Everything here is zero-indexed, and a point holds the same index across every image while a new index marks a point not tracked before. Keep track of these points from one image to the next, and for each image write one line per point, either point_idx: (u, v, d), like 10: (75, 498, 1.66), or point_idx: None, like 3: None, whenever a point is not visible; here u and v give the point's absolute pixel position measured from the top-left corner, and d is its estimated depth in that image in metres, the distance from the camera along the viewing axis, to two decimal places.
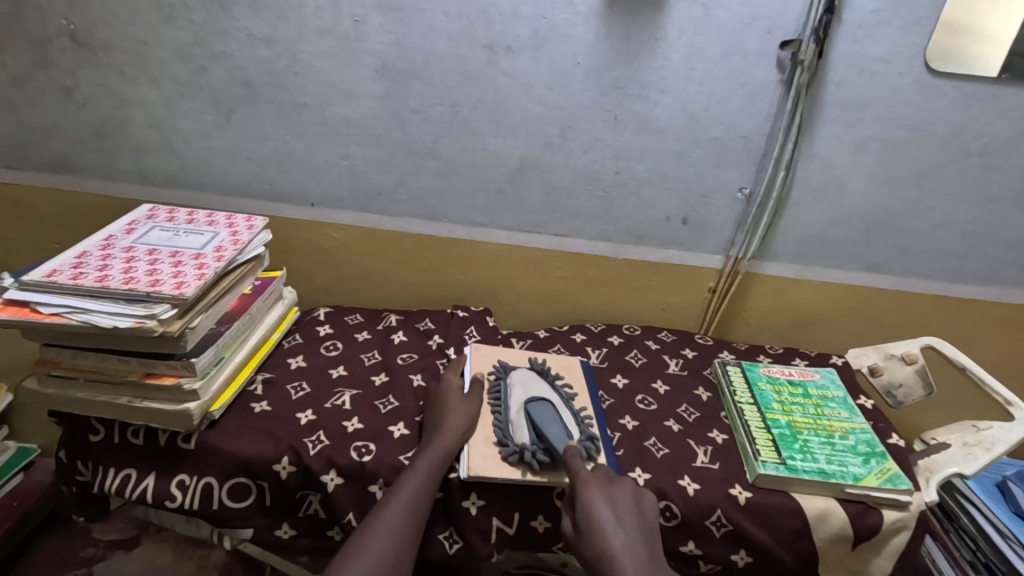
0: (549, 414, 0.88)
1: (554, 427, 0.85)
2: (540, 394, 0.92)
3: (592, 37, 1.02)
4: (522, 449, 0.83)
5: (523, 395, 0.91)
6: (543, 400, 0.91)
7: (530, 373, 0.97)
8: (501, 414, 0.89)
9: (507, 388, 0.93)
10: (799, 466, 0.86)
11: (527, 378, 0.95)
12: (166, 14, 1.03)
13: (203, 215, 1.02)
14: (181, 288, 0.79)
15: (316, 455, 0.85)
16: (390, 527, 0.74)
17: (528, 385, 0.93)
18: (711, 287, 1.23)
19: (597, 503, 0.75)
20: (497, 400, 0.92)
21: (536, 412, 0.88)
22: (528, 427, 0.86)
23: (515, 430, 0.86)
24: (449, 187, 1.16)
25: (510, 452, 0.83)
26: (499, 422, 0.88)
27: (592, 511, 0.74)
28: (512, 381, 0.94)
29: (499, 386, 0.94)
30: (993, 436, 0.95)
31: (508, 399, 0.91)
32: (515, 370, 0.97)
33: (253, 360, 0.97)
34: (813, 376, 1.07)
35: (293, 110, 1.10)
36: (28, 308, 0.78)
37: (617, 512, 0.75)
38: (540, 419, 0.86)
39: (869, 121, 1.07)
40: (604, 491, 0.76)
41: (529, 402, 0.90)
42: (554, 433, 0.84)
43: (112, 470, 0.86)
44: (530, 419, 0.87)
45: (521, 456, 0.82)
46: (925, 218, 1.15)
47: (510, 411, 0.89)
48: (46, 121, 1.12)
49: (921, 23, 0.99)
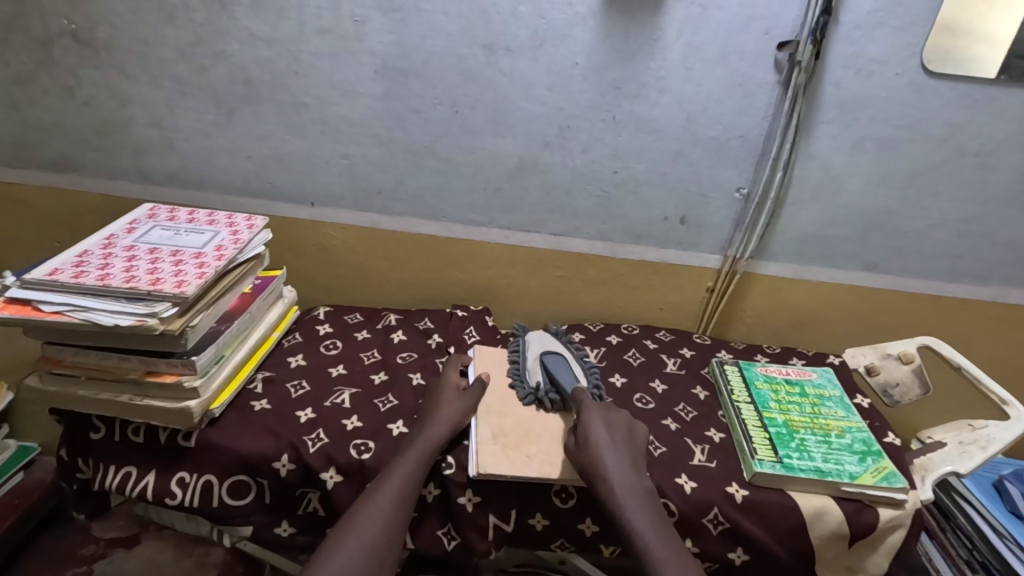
0: (561, 365, 0.98)
1: (565, 374, 0.96)
2: (555, 348, 1.02)
3: (591, 37, 1.03)
4: (536, 392, 0.94)
5: (539, 348, 1.02)
6: (557, 353, 1.01)
7: (545, 333, 1.07)
8: (519, 362, 1.00)
9: (524, 343, 1.03)
10: (796, 464, 0.87)
11: (543, 336, 1.05)
12: (168, 13, 1.03)
13: (204, 214, 1.02)
14: (182, 287, 0.79)
15: (315, 452, 0.85)
16: (379, 512, 0.75)
17: (544, 341, 1.03)
18: (709, 287, 1.24)
19: (596, 423, 0.85)
20: (516, 352, 1.02)
21: (550, 361, 0.98)
22: (543, 373, 0.97)
23: (531, 375, 0.97)
24: (448, 186, 1.16)
25: (525, 394, 0.94)
26: (516, 370, 0.98)
27: (590, 427, 0.84)
28: (529, 337, 1.05)
29: (518, 341, 1.04)
30: (989, 434, 0.95)
31: (525, 351, 1.02)
32: (533, 330, 1.08)
33: (254, 358, 0.97)
34: (811, 375, 1.07)
35: (293, 110, 1.11)
36: (30, 306, 0.79)
37: (612, 433, 0.85)
38: (553, 367, 0.97)
39: (867, 121, 1.08)
40: (603, 416, 0.87)
41: (544, 354, 1.00)
42: (565, 379, 0.95)
43: (112, 468, 0.86)
44: (544, 367, 0.97)
45: (535, 398, 0.93)
46: (922, 217, 1.16)
47: (527, 359, 1.00)
48: (47, 120, 1.13)
49: (918, 23, 0.99)
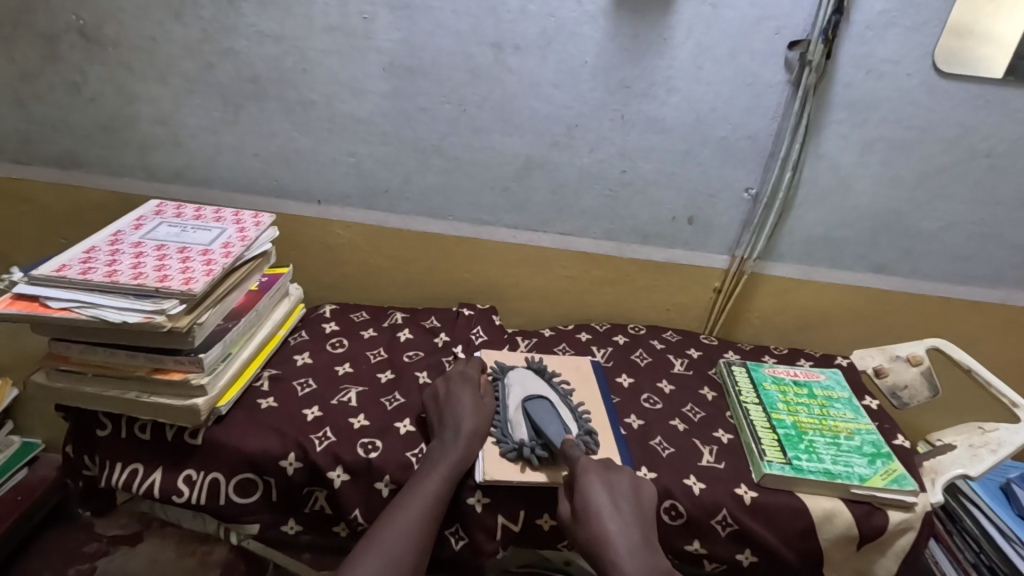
0: (547, 412, 0.88)
1: (552, 423, 0.86)
2: (538, 392, 0.92)
3: (600, 36, 1.02)
4: (520, 446, 0.84)
5: (521, 394, 0.92)
6: (541, 397, 0.91)
7: (528, 373, 0.97)
8: (501, 413, 0.90)
9: (505, 388, 0.93)
10: (805, 466, 0.86)
11: (525, 379, 0.95)
12: (175, 10, 1.03)
13: (210, 211, 1.02)
14: (189, 284, 0.79)
15: (322, 451, 0.85)
16: (406, 530, 0.74)
17: (525, 385, 0.94)
18: (716, 287, 1.23)
19: (596, 491, 0.77)
20: (496, 399, 0.92)
21: (535, 410, 0.88)
22: (527, 424, 0.87)
23: (513, 427, 0.87)
24: (455, 184, 1.16)
25: (508, 449, 0.84)
26: (497, 421, 0.88)
27: (590, 497, 0.77)
28: (510, 381, 0.94)
29: (498, 387, 0.94)
30: (999, 437, 0.95)
31: (506, 399, 0.92)
32: (513, 370, 0.97)
33: (260, 356, 0.97)
34: (819, 376, 1.07)
35: (300, 107, 1.10)
36: (38, 302, 0.78)
37: (614, 501, 0.78)
38: (539, 417, 0.87)
39: (877, 122, 1.07)
40: (602, 479, 0.79)
41: (528, 401, 0.90)
42: (553, 429, 0.85)
43: (118, 465, 0.86)
44: (528, 417, 0.88)
45: (520, 454, 0.84)
46: (931, 219, 1.15)
47: (509, 409, 0.90)
48: (54, 116, 1.13)
49: (930, 23, 0.99)
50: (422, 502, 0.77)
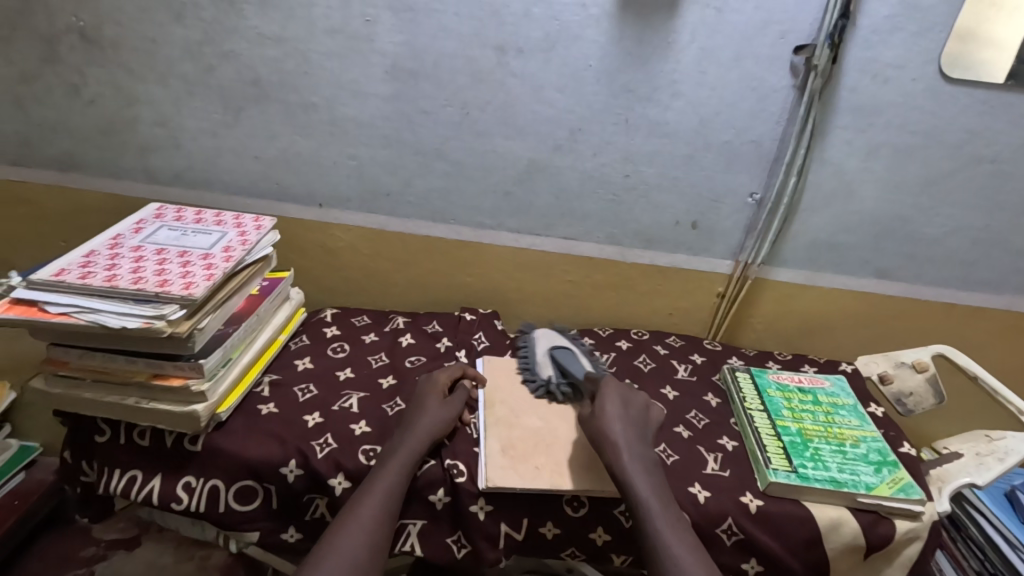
0: (570, 356, 1.02)
1: (575, 364, 0.99)
2: (563, 342, 1.06)
3: (604, 39, 1.02)
4: (547, 384, 0.97)
5: (547, 342, 1.06)
6: (564, 346, 1.05)
7: (552, 330, 1.11)
8: (529, 358, 1.03)
9: (532, 339, 1.07)
10: (812, 474, 0.85)
11: (552, 332, 1.09)
12: (176, 12, 1.02)
13: (210, 214, 1.01)
14: (190, 289, 0.78)
15: (323, 458, 0.84)
16: (364, 526, 0.72)
17: (551, 337, 1.07)
18: (719, 292, 1.23)
19: (610, 399, 0.84)
20: (524, 348, 1.06)
21: (559, 354, 1.02)
22: (553, 366, 1.00)
23: (541, 368, 1.00)
24: (457, 188, 1.15)
25: (537, 386, 0.97)
26: (527, 365, 1.02)
27: (605, 401, 0.84)
28: (537, 333, 1.09)
29: (525, 338, 1.08)
30: (1006, 446, 0.94)
31: (533, 347, 1.06)
32: (538, 328, 1.11)
33: (261, 360, 0.96)
34: (823, 383, 1.06)
35: (301, 110, 1.09)
36: (36, 307, 0.77)
37: (626, 408, 0.84)
38: (562, 359, 1.00)
39: (882, 127, 1.06)
40: (619, 392, 0.86)
41: (553, 348, 1.04)
42: (574, 368, 0.98)
43: (117, 472, 0.85)
44: (553, 360, 1.01)
45: (547, 390, 0.96)
46: (936, 225, 1.14)
47: (536, 355, 1.03)
48: (54, 118, 1.12)
49: (935, 28, 0.98)
50: (377, 500, 0.75)
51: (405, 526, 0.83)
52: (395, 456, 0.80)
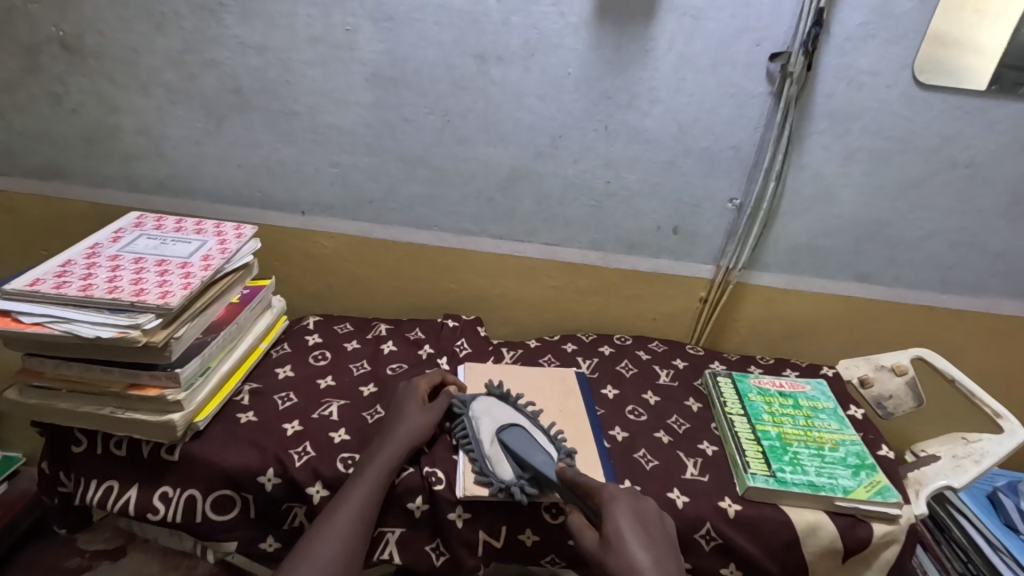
0: (523, 441, 0.86)
1: (535, 454, 0.84)
2: (507, 421, 0.90)
3: (583, 47, 1.02)
4: (508, 485, 0.81)
5: (491, 425, 0.89)
6: (512, 426, 0.89)
7: (490, 400, 0.93)
8: (474, 450, 0.85)
9: (472, 422, 0.89)
10: (790, 478, 0.86)
11: (490, 408, 0.92)
12: (157, 22, 1.03)
13: (191, 223, 1.01)
14: (166, 298, 0.78)
15: (301, 466, 0.84)
16: (339, 531, 0.73)
17: (493, 414, 0.91)
18: (702, 297, 1.23)
19: (623, 517, 0.72)
20: (463, 433, 0.88)
21: (511, 441, 0.85)
22: (508, 459, 0.84)
23: (495, 464, 0.84)
24: (440, 195, 1.15)
25: (497, 490, 0.80)
26: (475, 459, 0.84)
27: (619, 521, 0.72)
28: (476, 413, 0.90)
29: (464, 421, 0.89)
30: (983, 448, 0.94)
31: (476, 432, 0.87)
32: (476, 401, 0.93)
33: (239, 370, 0.96)
34: (804, 387, 1.06)
35: (284, 118, 1.10)
36: (10, 317, 0.77)
37: (644, 527, 0.73)
38: (519, 449, 0.84)
39: (858, 133, 1.07)
40: (630, 507, 0.74)
41: (501, 432, 0.87)
42: (538, 460, 0.83)
43: (94, 482, 0.84)
44: (507, 450, 0.85)
45: (509, 493, 0.80)
46: (914, 229, 1.15)
47: (484, 444, 0.86)
48: (35, 127, 1.12)
49: (908, 36, 0.99)
50: (352, 507, 0.76)
51: (383, 534, 0.83)
52: (373, 463, 0.80)
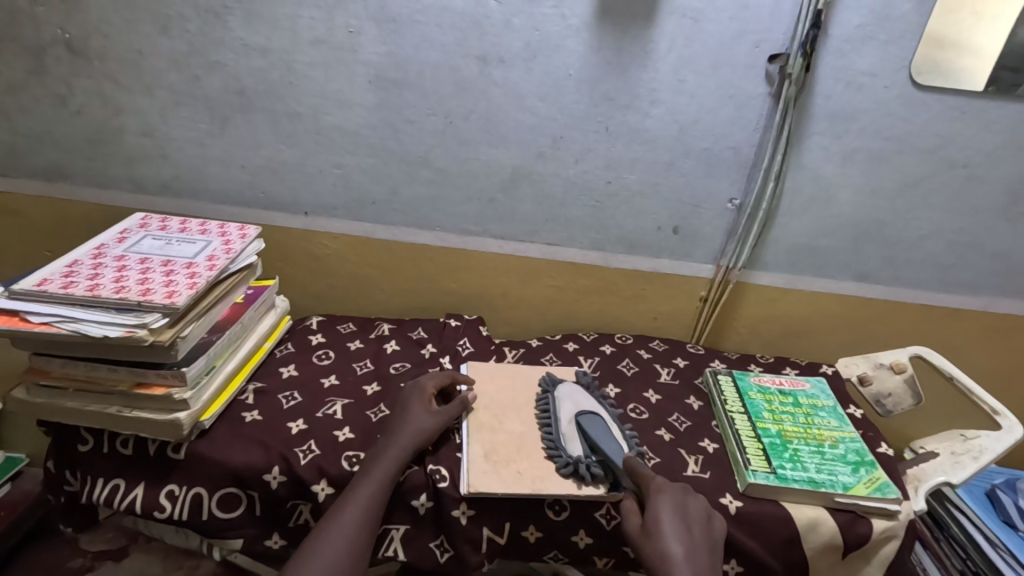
0: (599, 428, 0.90)
1: (608, 441, 0.87)
2: (590, 408, 0.94)
3: (584, 49, 1.03)
4: (576, 462, 0.85)
5: (573, 407, 0.94)
6: (593, 412, 0.93)
7: (577, 387, 0.99)
8: (551, 426, 0.91)
9: (556, 401, 0.95)
10: (789, 475, 0.87)
11: (575, 393, 0.97)
12: (162, 24, 1.03)
13: (196, 223, 1.02)
14: (173, 297, 0.79)
15: (306, 465, 0.85)
16: (343, 534, 0.74)
17: (577, 399, 0.96)
18: (702, 296, 1.24)
19: (665, 510, 0.75)
20: (546, 410, 0.93)
21: (588, 425, 0.89)
22: (582, 440, 0.88)
23: (568, 441, 0.88)
24: (443, 197, 1.16)
25: (564, 463, 0.84)
26: (551, 433, 0.89)
27: (660, 512, 0.75)
28: (560, 394, 0.96)
29: (548, 399, 0.95)
30: (981, 445, 0.95)
31: (558, 411, 0.93)
32: (563, 385, 0.99)
33: (245, 369, 0.97)
34: (803, 385, 1.07)
35: (287, 119, 1.10)
36: (18, 317, 0.78)
37: (685, 523, 0.75)
38: (594, 433, 0.88)
39: (857, 133, 1.08)
40: (675, 503, 0.76)
41: (581, 416, 0.92)
42: (609, 447, 0.86)
43: (100, 480, 0.85)
44: (582, 433, 0.89)
45: (575, 469, 0.84)
46: (913, 228, 1.16)
47: (562, 422, 0.91)
48: (40, 129, 1.12)
49: (906, 37, 1.01)
50: (356, 507, 0.76)
51: (387, 531, 0.84)
52: (379, 464, 0.81)
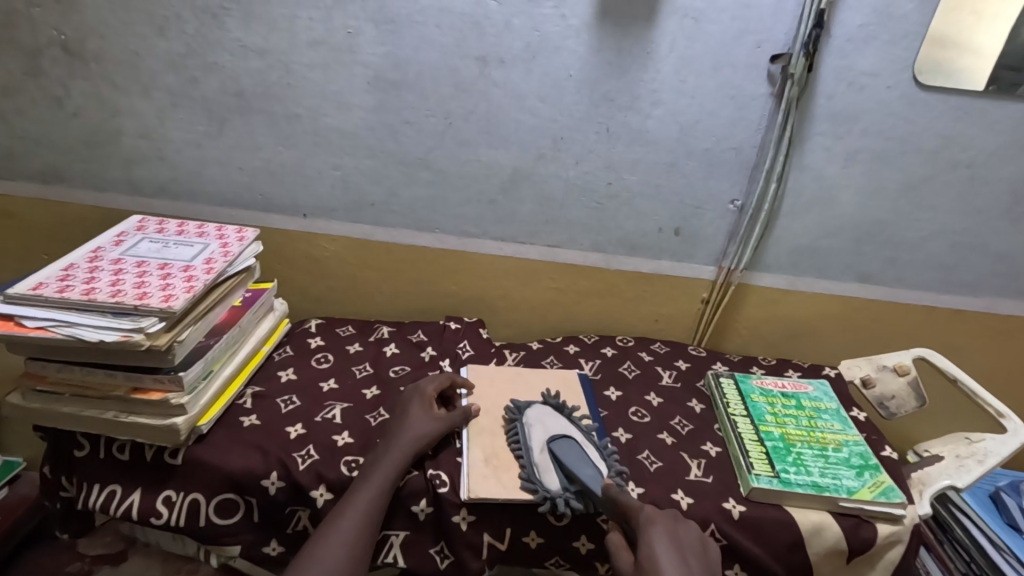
0: (574, 453, 0.86)
1: (585, 468, 0.84)
2: (560, 431, 0.90)
3: (584, 49, 1.03)
4: (553, 497, 0.81)
5: (543, 434, 0.89)
6: (565, 437, 0.89)
7: (545, 409, 0.94)
8: (523, 457, 0.86)
9: (525, 429, 0.90)
10: (793, 479, 0.86)
11: (544, 417, 0.92)
12: (159, 25, 1.03)
13: (193, 226, 1.01)
14: (169, 301, 0.78)
15: (306, 470, 0.84)
16: (342, 540, 0.73)
17: (546, 422, 0.91)
18: (704, 298, 1.23)
19: (659, 541, 0.71)
20: (516, 439, 0.89)
21: (561, 453, 0.85)
22: (557, 469, 0.84)
23: (542, 472, 0.84)
24: (442, 198, 1.15)
25: (542, 499, 0.81)
26: (524, 466, 0.84)
27: (654, 545, 0.70)
28: (529, 420, 0.91)
29: (517, 426, 0.90)
30: (986, 448, 0.94)
31: (528, 439, 0.88)
32: (529, 408, 0.93)
33: (243, 373, 0.96)
34: (806, 388, 1.06)
35: (285, 121, 1.10)
36: (14, 322, 0.77)
37: (681, 552, 0.71)
38: (569, 461, 0.84)
39: (859, 133, 1.08)
40: (668, 532, 0.73)
41: (553, 442, 0.87)
42: (587, 475, 0.82)
43: (97, 486, 0.84)
44: (557, 461, 0.85)
45: (554, 504, 0.80)
46: (915, 229, 1.15)
47: (534, 452, 0.86)
48: (36, 131, 1.11)
49: (909, 37, 1.00)
50: (356, 513, 0.76)
51: (387, 537, 0.83)
52: (379, 468, 0.80)
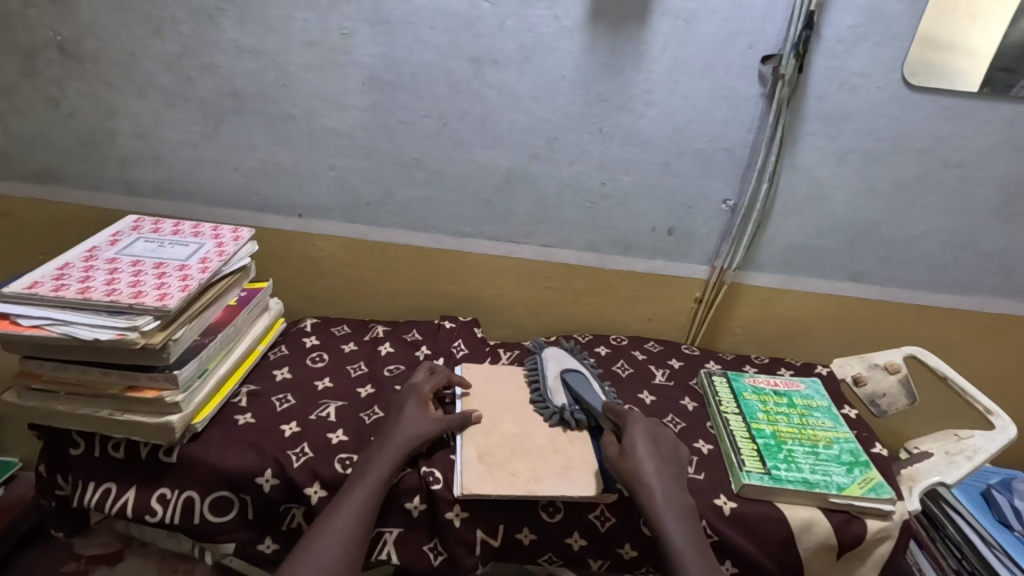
0: (583, 383, 0.99)
1: (589, 392, 0.96)
2: (573, 366, 1.03)
3: (577, 50, 1.03)
4: (562, 411, 0.94)
5: (558, 366, 1.02)
6: (576, 370, 1.02)
7: (561, 350, 1.08)
8: (539, 382, 1.00)
9: (542, 362, 1.04)
10: (784, 475, 0.86)
11: (560, 355, 1.06)
12: (154, 26, 1.03)
13: (188, 226, 1.01)
14: (164, 300, 0.78)
15: (300, 467, 0.84)
16: (337, 536, 0.74)
17: (562, 358, 1.05)
18: (697, 297, 1.24)
19: (640, 434, 0.83)
20: (535, 369, 1.03)
21: (572, 380, 0.99)
22: (566, 392, 0.97)
23: (553, 393, 0.97)
24: (438, 198, 1.16)
25: (551, 414, 0.94)
26: (538, 388, 0.98)
27: (635, 438, 0.82)
28: (547, 355, 1.05)
29: (536, 360, 1.05)
30: (975, 444, 0.95)
31: (544, 370, 1.02)
32: (549, 347, 1.08)
33: (238, 372, 0.96)
34: (798, 386, 1.07)
35: (281, 121, 1.10)
36: (8, 320, 0.77)
37: (658, 448, 0.83)
38: (577, 386, 0.97)
39: (850, 134, 1.08)
40: (648, 429, 0.85)
41: (565, 372, 1.01)
42: (590, 396, 0.95)
43: (92, 484, 0.84)
44: (567, 386, 0.98)
45: (561, 417, 0.93)
46: (907, 229, 1.16)
47: (548, 378, 1.00)
48: (32, 131, 1.12)
49: (899, 38, 1.01)
50: (351, 509, 0.76)
51: (381, 534, 0.84)
52: (374, 466, 0.81)
